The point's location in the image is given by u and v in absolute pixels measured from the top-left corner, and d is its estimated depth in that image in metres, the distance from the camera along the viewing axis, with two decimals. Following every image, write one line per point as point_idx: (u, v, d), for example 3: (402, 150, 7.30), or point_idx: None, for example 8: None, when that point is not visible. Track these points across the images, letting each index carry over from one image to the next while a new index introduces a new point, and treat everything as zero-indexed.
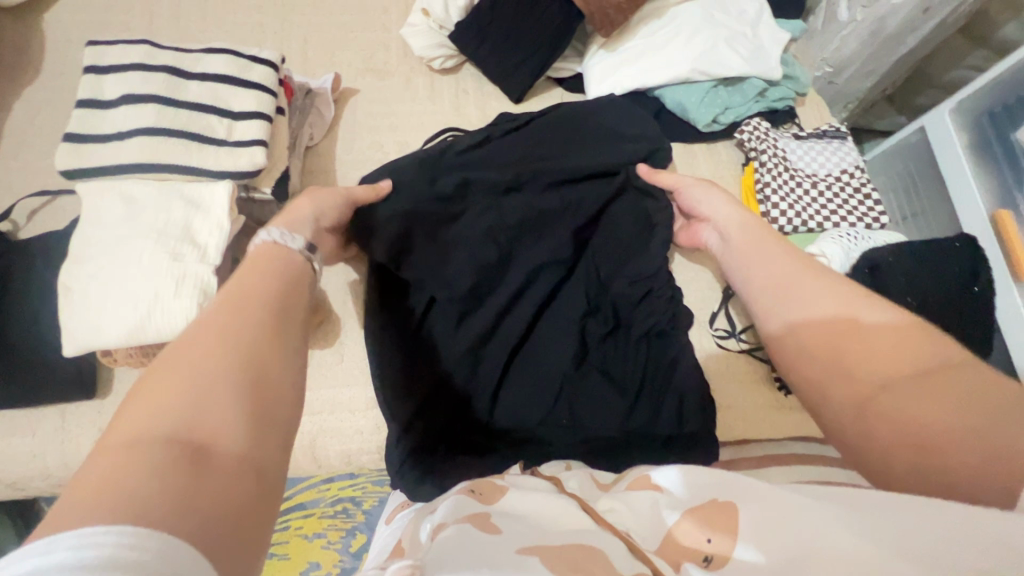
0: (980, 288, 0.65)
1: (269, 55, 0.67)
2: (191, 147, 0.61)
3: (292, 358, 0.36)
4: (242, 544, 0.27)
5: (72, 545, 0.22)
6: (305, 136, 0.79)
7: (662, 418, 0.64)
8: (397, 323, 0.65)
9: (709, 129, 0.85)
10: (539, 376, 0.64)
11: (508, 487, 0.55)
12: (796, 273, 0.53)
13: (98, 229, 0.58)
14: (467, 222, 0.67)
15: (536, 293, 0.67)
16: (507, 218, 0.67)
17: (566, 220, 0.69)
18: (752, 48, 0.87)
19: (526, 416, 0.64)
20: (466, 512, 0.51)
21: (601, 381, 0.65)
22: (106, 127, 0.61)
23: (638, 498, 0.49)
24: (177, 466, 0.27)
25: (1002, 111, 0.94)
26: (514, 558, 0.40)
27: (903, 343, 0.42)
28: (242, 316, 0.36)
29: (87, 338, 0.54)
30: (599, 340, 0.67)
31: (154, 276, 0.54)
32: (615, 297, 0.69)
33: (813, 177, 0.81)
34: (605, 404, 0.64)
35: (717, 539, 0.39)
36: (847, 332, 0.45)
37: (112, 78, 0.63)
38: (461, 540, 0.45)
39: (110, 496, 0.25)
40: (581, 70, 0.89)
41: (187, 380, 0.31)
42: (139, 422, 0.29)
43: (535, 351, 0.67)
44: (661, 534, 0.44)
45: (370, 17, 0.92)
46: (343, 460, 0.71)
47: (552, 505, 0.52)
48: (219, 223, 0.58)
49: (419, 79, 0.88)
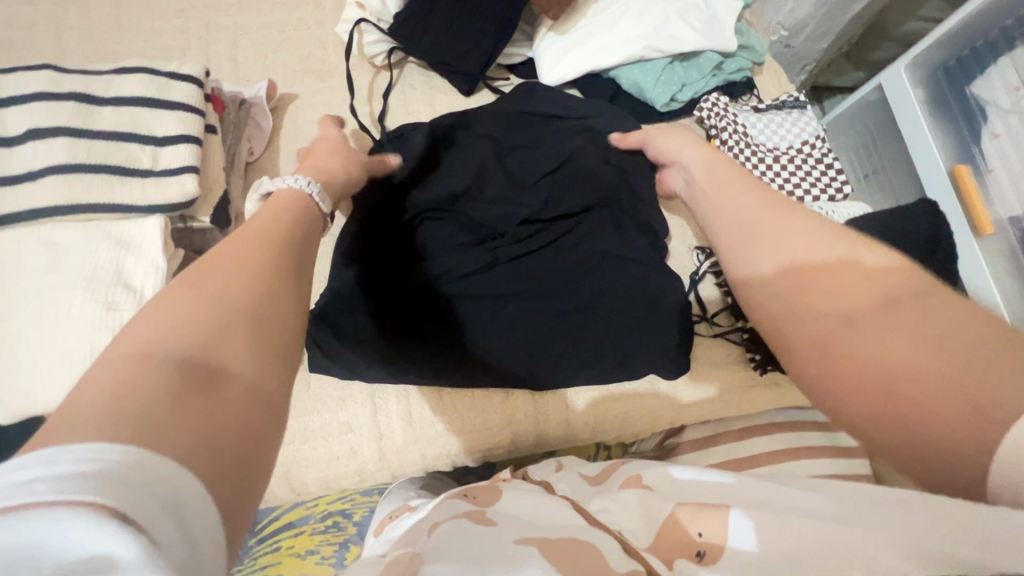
0: (941, 254, 0.66)
1: (191, 70, 0.62)
2: (113, 182, 0.56)
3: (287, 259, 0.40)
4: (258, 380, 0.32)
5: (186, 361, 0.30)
6: (244, 151, 0.74)
7: (582, 288, 0.73)
8: (377, 279, 0.70)
9: (668, 108, 0.83)
10: (490, 314, 0.71)
11: (503, 490, 0.56)
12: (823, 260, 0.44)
13: (19, 282, 0.53)
14: (468, 254, 0.73)
15: (483, 259, 0.73)
16: (501, 240, 0.75)
17: (526, 223, 0.76)
18: (706, 18, 0.83)
19: (482, 275, 0.73)
20: (459, 510, 0.51)
21: (523, 315, 0.71)
22: (12, 167, 0.55)
23: (626, 495, 0.53)
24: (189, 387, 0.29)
25: (956, 64, 0.93)
26: (511, 549, 0.41)
27: (868, 287, 0.40)
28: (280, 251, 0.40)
29: (22, 403, 0.50)
30: (508, 259, 0.74)
31: (89, 329, 0.51)
32: (550, 231, 0.76)
33: (775, 151, 0.80)
34: (549, 286, 0.73)
35: (707, 534, 0.42)
36: (805, 289, 0.44)
37: (12, 111, 0.56)
38: (459, 528, 0.47)
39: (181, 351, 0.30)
40: (532, 55, 0.85)
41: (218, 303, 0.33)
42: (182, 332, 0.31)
43: (485, 297, 0.72)
44: (654, 531, 0.46)
45: (302, 13, 0.85)
46: (322, 485, 0.70)
47: (541, 504, 0.52)
48: (154, 263, 0.55)
49: (362, 78, 0.83)
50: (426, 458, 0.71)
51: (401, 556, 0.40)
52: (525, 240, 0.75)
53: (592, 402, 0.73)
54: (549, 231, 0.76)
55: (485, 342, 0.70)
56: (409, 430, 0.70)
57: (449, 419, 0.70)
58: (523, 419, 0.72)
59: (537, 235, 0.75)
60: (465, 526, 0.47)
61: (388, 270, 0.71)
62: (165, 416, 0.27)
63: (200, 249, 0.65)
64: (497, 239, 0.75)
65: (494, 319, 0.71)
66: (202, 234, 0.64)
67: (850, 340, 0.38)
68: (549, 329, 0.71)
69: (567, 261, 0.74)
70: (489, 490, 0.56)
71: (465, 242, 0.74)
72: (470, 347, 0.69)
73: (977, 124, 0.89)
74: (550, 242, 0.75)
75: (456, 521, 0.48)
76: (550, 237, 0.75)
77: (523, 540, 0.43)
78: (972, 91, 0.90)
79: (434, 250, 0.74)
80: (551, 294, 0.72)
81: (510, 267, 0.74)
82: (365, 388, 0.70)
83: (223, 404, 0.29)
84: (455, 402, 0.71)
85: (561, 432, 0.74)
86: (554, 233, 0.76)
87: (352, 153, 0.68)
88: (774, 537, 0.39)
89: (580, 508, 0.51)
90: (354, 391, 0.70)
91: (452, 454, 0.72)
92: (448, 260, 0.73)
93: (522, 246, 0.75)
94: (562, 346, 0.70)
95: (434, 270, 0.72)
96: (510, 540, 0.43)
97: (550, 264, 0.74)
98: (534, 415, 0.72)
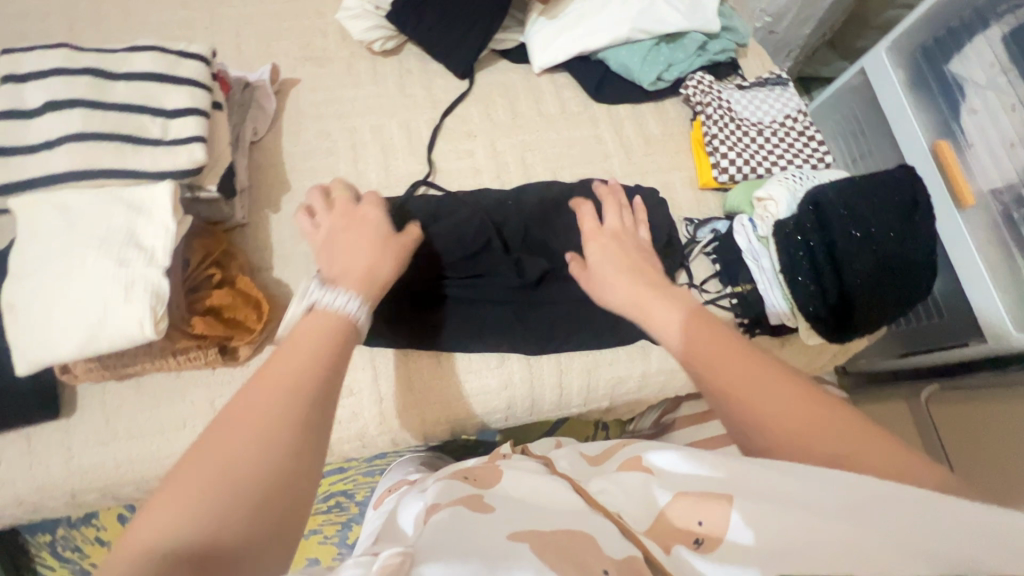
0: (921, 216, 0.67)
1: (198, 49, 0.65)
2: (125, 149, 0.59)
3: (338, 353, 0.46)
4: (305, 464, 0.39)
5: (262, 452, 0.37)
6: (248, 131, 0.77)
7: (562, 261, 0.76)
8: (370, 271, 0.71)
9: (655, 88, 0.87)
10: (476, 293, 0.74)
11: (502, 474, 0.57)
12: (753, 376, 0.46)
13: (37, 243, 0.56)
14: (455, 233, 0.72)
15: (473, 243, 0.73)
16: (492, 223, 0.74)
17: (513, 213, 0.76)
18: (690, 2, 0.87)
19: (467, 258, 0.73)
20: (458, 495, 0.52)
21: (505, 303, 0.74)
22: (31, 137, 0.58)
23: (629, 480, 0.50)
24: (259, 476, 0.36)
25: (934, 45, 0.96)
26: (502, 547, 0.40)
27: (790, 397, 0.44)
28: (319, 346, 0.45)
29: (37, 355, 0.53)
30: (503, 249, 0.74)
31: (103, 285, 0.53)
32: (532, 213, 0.76)
33: (759, 125, 0.83)
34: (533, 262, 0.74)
35: (706, 522, 0.41)
36: (746, 388, 0.46)
37: (32, 85, 0.60)
38: (454, 513, 0.46)
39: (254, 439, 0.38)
40: (524, 40, 0.89)
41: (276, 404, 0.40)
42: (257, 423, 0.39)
43: (474, 277, 0.74)
44: (653, 515, 0.46)
45: (303, 4, 0.89)
46: (325, 451, 0.72)
47: (542, 483, 0.54)
48: (164, 224, 0.57)
49: (361, 63, 0.86)
50: (424, 424, 0.73)
51: (390, 558, 0.36)
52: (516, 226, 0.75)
53: (584, 367, 0.75)
54: (535, 209, 0.76)
55: (477, 319, 0.73)
56: (407, 395, 0.72)
57: (447, 385, 0.72)
58: (519, 383, 0.74)
59: (515, 217, 0.75)
60: (462, 513, 0.47)
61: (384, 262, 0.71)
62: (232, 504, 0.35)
63: (206, 219, 0.68)
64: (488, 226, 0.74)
65: (482, 295, 0.74)
66: (210, 205, 0.67)
67: (814, 445, 0.42)
68: (537, 297, 0.75)
69: (539, 248, 0.76)
70: (489, 471, 0.58)
71: (461, 229, 0.73)
72: (465, 319, 0.73)
73: (956, 100, 0.92)
74: (543, 221, 0.76)
75: (453, 508, 0.48)
76: (523, 223, 0.75)
77: (515, 536, 0.42)
78: (950, 69, 0.93)
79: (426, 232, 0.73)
80: (535, 268, 0.74)
81: (486, 256, 0.74)
82: (366, 355, 0.72)
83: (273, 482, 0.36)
84: (452, 367, 0.73)
85: (556, 398, 0.76)
86: (545, 210, 0.76)
87: (387, 240, 0.59)
88: (774, 532, 0.36)
89: (580, 488, 0.52)
90: (353, 357, 0.72)
91: (451, 420, 0.73)
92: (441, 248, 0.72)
93: (511, 228, 0.75)
94: (548, 319, 0.74)
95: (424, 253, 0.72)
96: (501, 536, 0.42)
97: (535, 241, 0.76)
98: (529, 379, 0.74)
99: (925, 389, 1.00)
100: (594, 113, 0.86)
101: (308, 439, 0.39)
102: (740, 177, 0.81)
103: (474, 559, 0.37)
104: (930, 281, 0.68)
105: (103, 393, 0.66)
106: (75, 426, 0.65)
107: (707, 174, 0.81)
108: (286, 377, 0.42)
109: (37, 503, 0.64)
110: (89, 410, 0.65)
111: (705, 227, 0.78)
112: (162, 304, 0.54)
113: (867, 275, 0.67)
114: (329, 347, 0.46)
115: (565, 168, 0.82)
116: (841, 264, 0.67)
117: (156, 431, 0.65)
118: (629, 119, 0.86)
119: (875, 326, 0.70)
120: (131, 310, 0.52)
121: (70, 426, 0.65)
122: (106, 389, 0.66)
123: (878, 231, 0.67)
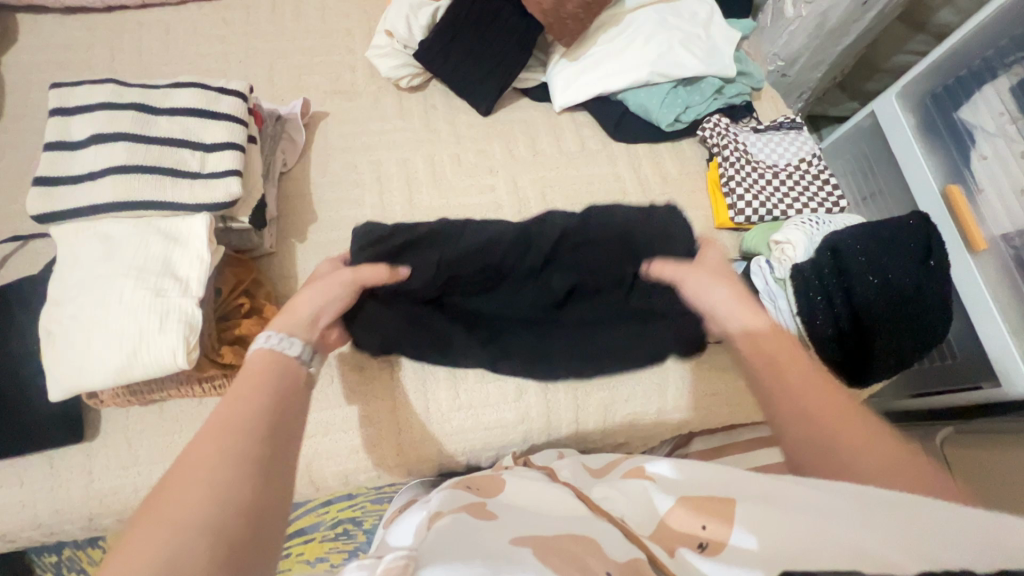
0: (935, 262, 0.68)
1: (237, 85, 0.68)
2: (165, 181, 0.61)
3: (295, 374, 0.51)
4: (275, 453, 0.42)
5: (237, 435, 0.41)
6: (278, 162, 0.80)
7: (593, 276, 0.74)
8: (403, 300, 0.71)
9: (672, 128, 0.89)
10: (497, 317, 0.74)
11: (504, 482, 0.57)
12: (810, 385, 0.51)
13: (76, 269, 0.57)
14: (483, 253, 0.71)
15: (499, 263, 0.72)
16: (521, 247, 0.72)
17: (545, 235, 0.73)
18: (707, 48, 0.91)
19: (491, 278, 0.73)
20: (461, 503, 0.52)
21: (529, 321, 0.74)
22: (77, 168, 0.61)
23: (631, 485, 0.52)
24: (240, 457, 0.40)
25: (944, 92, 0.98)
26: (507, 552, 0.40)
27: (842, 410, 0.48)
28: (273, 366, 0.51)
29: (74, 380, 0.54)
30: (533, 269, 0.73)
31: (138, 312, 0.55)
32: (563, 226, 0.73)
33: (774, 168, 0.86)
34: (564, 278, 0.73)
35: (712, 526, 0.41)
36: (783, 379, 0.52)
37: (81, 118, 0.63)
38: (458, 520, 0.46)
39: (228, 429, 0.42)
40: (546, 80, 0.92)
41: (242, 407, 0.44)
42: (227, 420, 0.42)
43: (502, 298, 0.74)
44: (657, 519, 0.47)
45: (333, 40, 0.93)
46: (341, 480, 0.72)
47: (543, 496, 0.53)
48: (200, 256, 0.59)
49: (388, 99, 0.89)
50: (440, 456, 0.73)
51: (393, 561, 0.38)
52: (545, 248, 0.72)
53: (601, 403, 0.75)
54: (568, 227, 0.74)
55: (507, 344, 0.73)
56: (424, 426, 0.72)
57: (464, 416, 0.73)
58: (536, 416, 0.74)
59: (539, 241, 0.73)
60: (463, 519, 0.47)
61: (416, 287, 0.70)
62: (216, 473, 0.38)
63: (236, 248, 0.70)
64: (514, 248, 0.72)
65: (508, 311, 0.74)
66: (240, 234, 0.69)
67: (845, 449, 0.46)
68: (556, 314, 0.74)
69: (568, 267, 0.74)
70: (491, 480, 0.59)
71: (488, 251, 0.71)
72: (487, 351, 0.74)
73: (966, 145, 0.94)
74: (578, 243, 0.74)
75: (455, 514, 0.48)
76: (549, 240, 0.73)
77: (518, 541, 0.42)
78: (960, 116, 0.95)
79: (458, 253, 0.70)
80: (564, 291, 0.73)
81: (509, 273, 0.73)
82: (386, 385, 0.73)
83: (247, 459, 0.40)
84: (470, 400, 0.74)
85: (573, 432, 0.76)
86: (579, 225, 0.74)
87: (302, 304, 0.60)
88: (774, 532, 0.37)
89: (583, 495, 0.52)
90: (372, 387, 0.73)
91: (466, 451, 0.74)
92: (469, 276, 0.72)
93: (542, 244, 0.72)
94: (570, 338, 0.74)
95: (452, 276, 0.71)
96: (505, 539, 0.42)
97: (566, 263, 0.74)
98: (546, 413, 0.75)
99: (939, 433, 1.01)
100: (613, 151, 0.89)
101: (274, 426, 0.44)
102: (756, 218, 0.82)
103: (477, 559, 0.38)
104: (946, 326, 0.69)
105: (127, 416, 0.67)
106: (97, 450, 0.65)
107: (724, 215, 0.83)
108: (246, 390, 0.46)
109: (55, 526, 0.64)
110: (112, 433, 0.66)
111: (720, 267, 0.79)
112: (196, 334, 0.55)
113: (882, 320, 0.68)
114: (281, 367, 0.51)
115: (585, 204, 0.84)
116: (859, 307, 0.68)
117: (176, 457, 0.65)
118: (647, 158, 0.89)
119: (891, 371, 0.71)
120: (166, 338, 0.54)
121: (92, 449, 0.65)
122: (129, 413, 0.67)
123: (893, 277, 0.68)
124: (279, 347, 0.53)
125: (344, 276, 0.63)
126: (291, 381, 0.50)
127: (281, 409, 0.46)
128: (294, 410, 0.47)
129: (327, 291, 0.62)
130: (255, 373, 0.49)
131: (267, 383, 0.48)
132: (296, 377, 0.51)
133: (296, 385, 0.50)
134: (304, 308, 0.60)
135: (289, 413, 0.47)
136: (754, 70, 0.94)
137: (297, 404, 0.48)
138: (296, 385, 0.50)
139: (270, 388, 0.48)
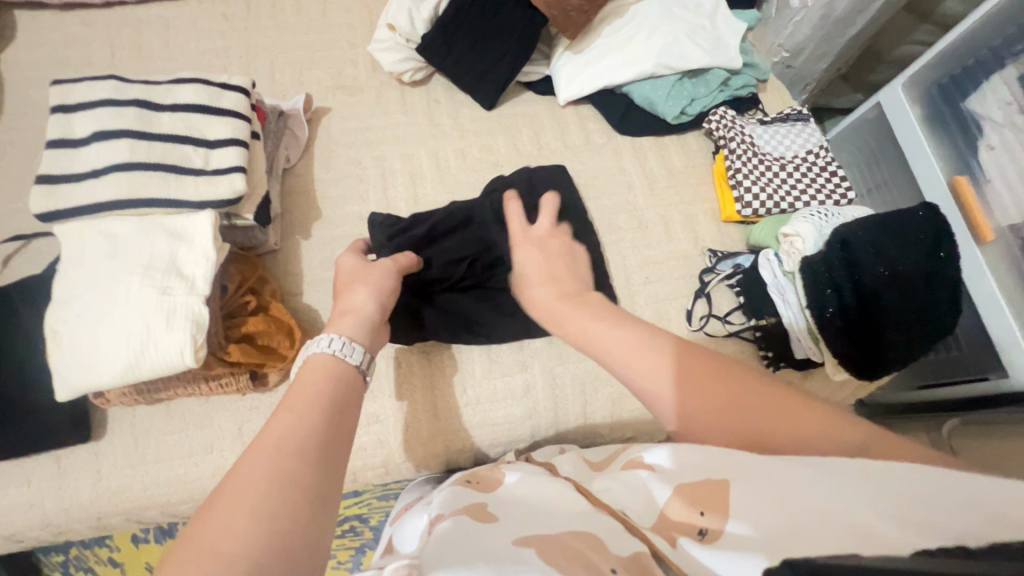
0: (946, 253, 0.67)
1: (239, 81, 0.68)
2: (168, 179, 0.60)
3: (351, 391, 0.50)
4: (328, 481, 0.41)
5: (294, 455, 0.41)
6: (282, 158, 0.79)
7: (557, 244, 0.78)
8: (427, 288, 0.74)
9: (678, 121, 0.88)
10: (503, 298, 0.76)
11: (506, 479, 0.57)
12: (697, 388, 0.48)
13: (81, 268, 0.57)
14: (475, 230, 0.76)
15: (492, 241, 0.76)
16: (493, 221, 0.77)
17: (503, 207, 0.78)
18: (712, 40, 0.90)
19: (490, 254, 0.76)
20: (461, 505, 0.51)
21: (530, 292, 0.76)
22: (80, 166, 0.60)
23: (632, 476, 0.51)
24: (294, 482, 0.39)
25: (950, 82, 0.97)
26: (510, 553, 0.39)
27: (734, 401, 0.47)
28: (329, 382, 0.50)
29: (80, 381, 0.54)
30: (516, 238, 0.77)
31: (143, 311, 0.54)
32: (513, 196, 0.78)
33: (781, 160, 0.85)
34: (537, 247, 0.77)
35: (710, 513, 0.40)
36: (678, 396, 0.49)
37: (82, 116, 0.62)
38: (460, 525, 0.46)
39: (285, 449, 0.41)
40: (550, 73, 0.91)
41: (298, 425, 0.43)
42: (284, 438, 0.42)
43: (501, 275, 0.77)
44: (657, 511, 0.45)
45: (335, 35, 0.92)
46: (348, 478, 0.71)
47: (545, 490, 0.53)
48: (205, 253, 0.58)
49: (390, 94, 0.89)
50: (447, 453, 0.72)
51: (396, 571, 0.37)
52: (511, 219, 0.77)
53: (609, 398, 0.75)
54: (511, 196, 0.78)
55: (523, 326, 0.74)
56: (431, 423, 0.72)
57: (471, 413, 0.73)
58: (543, 412, 0.74)
59: (518, 217, 0.73)
60: (465, 523, 0.46)
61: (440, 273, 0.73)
62: (270, 500, 0.37)
63: (240, 245, 0.70)
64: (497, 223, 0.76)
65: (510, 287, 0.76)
66: (244, 231, 0.69)
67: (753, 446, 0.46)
68: None
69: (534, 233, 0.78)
70: (493, 477, 0.59)
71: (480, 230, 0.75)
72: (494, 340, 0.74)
73: (972, 136, 0.93)
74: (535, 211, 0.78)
75: (456, 518, 0.47)
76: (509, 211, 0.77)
77: (520, 542, 0.41)
78: (967, 106, 0.94)
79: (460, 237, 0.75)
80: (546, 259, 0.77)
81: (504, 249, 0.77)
82: (393, 382, 0.73)
83: (299, 485, 0.39)
84: (477, 395, 0.73)
85: (580, 426, 0.75)
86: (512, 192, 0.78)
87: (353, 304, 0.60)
88: (774, 517, 0.36)
89: (584, 490, 0.51)
90: (380, 384, 0.73)
91: (472, 448, 0.73)
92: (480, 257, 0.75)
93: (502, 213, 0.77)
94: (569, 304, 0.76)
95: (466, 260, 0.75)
96: (507, 540, 0.42)
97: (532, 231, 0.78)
98: (553, 409, 0.74)
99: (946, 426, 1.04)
100: (617, 144, 0.88)
101: (327, 447, 0.43)
102: (762, 211, 0.82)
103: (480, 564, 0.37)
104: (955, 316, 0.68)
105: (133, 415, 0.66)
106: (103, 449, 0.65)
107: (731, 208, 0.83)
108: (303, 405, 0.46)
109: (62, 526, 0.64)
110: (118, 432, 0.66)
111: (726, 260, 0.79)
112: (203, 332, 0.54)
113: (889, 312, 0.67)
114: (339, 382, 0.50)
115: (591, 198, 0.83)
116: (867, 299, 0.68)
117: (182, 455, 0.65)
118: (652, 151, 0.88)
119: (899, 363, 0.70)
120: (172, 337, 0.53)
121: (99, 448, 0.65)
122: (135, 412, 0.67)
123: (902, 269, 0.67)
124: (339, 353, 0.53)
125: (386, 267, 0.65)
126: (346, 397, 0.49)
127: (335, 428, 0.45)
128: (347, 431, 0.46)
129: (376, 283, 0.63)
130: (311, 386, 0.49)
131: (324, 399, 0.47)
132: (352, 393, 0.50)
133: (352, 402, 0.49)
134: (352, 304, 0.60)
135: (342, 433, 0.46)
136: (759, 61, 0.94)
137: (349, 423, 0.47)
138: (352, 403, 0.49)
139: (326, 404, 0.47)
